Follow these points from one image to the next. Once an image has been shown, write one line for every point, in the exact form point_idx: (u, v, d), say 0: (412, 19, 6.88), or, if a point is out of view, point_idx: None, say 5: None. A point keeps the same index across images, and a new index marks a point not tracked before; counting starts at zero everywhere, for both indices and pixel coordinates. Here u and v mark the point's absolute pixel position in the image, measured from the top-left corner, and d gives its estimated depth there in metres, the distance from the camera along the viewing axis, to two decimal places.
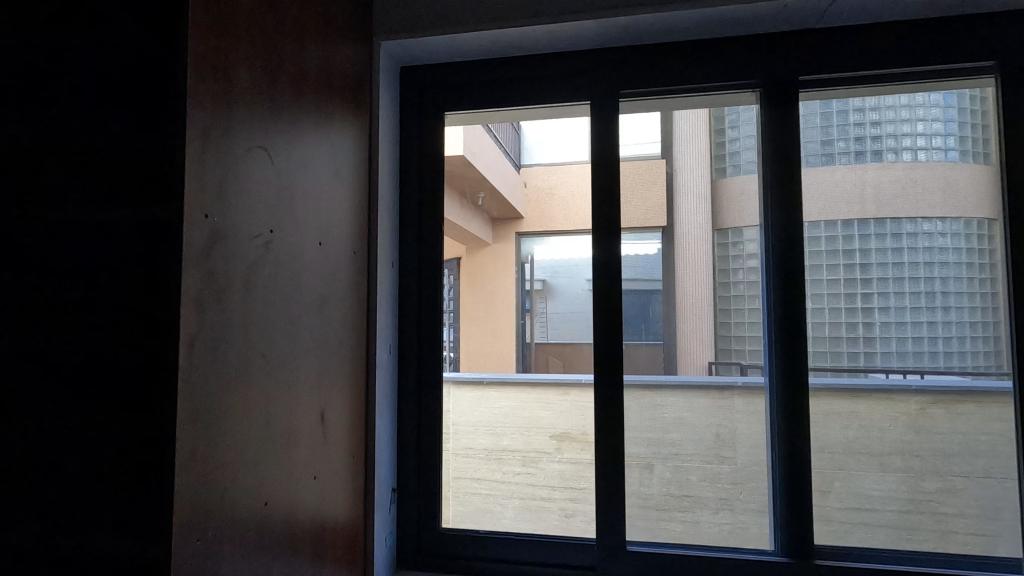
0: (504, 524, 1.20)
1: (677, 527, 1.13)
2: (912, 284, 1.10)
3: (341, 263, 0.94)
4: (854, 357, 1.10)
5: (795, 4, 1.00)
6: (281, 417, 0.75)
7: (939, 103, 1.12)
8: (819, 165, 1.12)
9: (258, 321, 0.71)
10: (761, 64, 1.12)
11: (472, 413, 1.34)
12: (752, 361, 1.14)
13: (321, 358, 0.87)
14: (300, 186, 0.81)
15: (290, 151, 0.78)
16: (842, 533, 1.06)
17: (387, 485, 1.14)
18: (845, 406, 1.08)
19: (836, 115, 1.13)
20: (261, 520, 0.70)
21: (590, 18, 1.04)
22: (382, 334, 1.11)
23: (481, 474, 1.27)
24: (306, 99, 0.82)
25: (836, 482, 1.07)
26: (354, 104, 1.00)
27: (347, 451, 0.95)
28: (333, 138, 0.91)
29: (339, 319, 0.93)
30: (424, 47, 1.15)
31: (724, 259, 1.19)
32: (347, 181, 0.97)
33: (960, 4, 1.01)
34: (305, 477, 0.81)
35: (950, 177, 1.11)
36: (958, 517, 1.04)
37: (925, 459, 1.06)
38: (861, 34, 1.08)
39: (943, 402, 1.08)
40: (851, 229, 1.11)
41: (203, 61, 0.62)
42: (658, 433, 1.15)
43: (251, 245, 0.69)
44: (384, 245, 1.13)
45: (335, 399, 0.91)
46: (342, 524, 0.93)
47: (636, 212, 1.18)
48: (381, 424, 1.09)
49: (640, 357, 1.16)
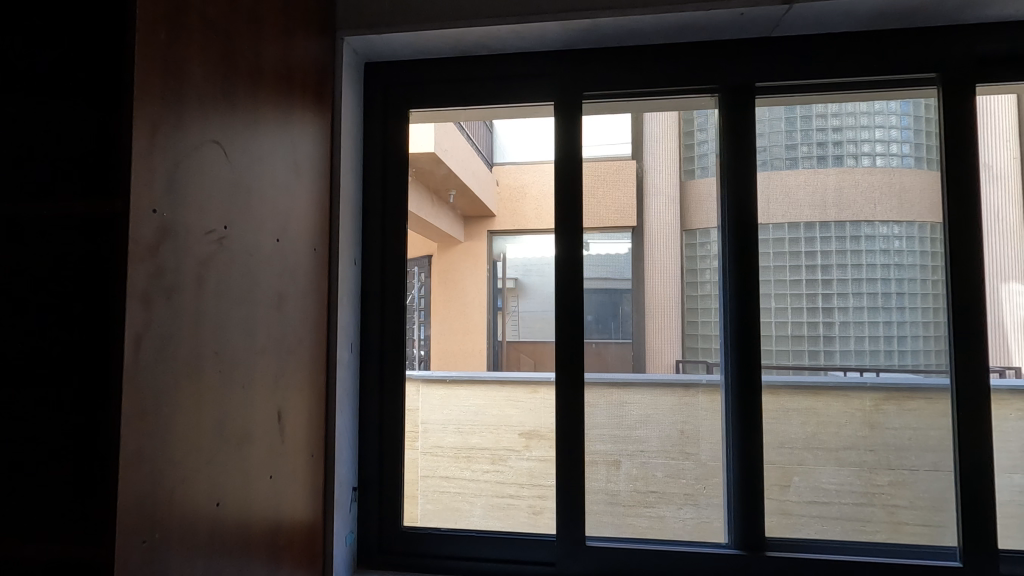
0: (472, 522, 1.20)
1: (643, 523, 1.15)
2: (869, 285, 1.14)
3: (300, 261, 0.93)
4: (815, 356, 1.14)
5: (751, 12, 1.03)
6: (235, 416, 0.74)
7: (895, 111, 1.14)
8: (783, 169, 1.15)
9: (210, 318, 0.69)
10: (721, 70, 1.15)
11: (441, 411, 1.27)
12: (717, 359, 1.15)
13: (278, 356, 0.85)
14: (256, 181, 0.79)
15: (245, 145, 0.76)
16: (799, 525, 1.10)
17: (349, 485, 1.13)
18: (803, 403, 1.12)
19: (800, 120, 1.16)
20: (211, 521, 0.69)
21: (554, 20, 1.05)
22: (344, 332, 1.10)
23: (450, 472, 1.23)
24: (262, 92, 0.81)
25: (794, 476, 1.11)
26: (315, 99, 0.99)
27: (306, 450, 0.95)
28: (292, 132, 0.90)
29: (298, 317, 0.92)
30: (388, 43, 1.14)
31: (691, 260, 1.19)
32: (308, 177, 0.96)
33: (906, 18, 1.06)
34: (260, 477, 0.80)
35: (908, 182, 1.13)
36: (908, 509, 1.08)
37: (878, 454, 1.10)
38: (815, 44, 1.12)
39: (895, 398, 1.11)
40: (813, 231, 1.15)
41: (153, 50, 0.60)
42: (624, 431, 1.16)
43: (203, 240, 0.68)
44: (347, 243, 1.12)
45: (293, 398, 0.90)
46: (299, 524, 0.91)
47: (605, 213, 1.19)
48: (341, 423, 1.08)
49: (609, 356, 1.18)
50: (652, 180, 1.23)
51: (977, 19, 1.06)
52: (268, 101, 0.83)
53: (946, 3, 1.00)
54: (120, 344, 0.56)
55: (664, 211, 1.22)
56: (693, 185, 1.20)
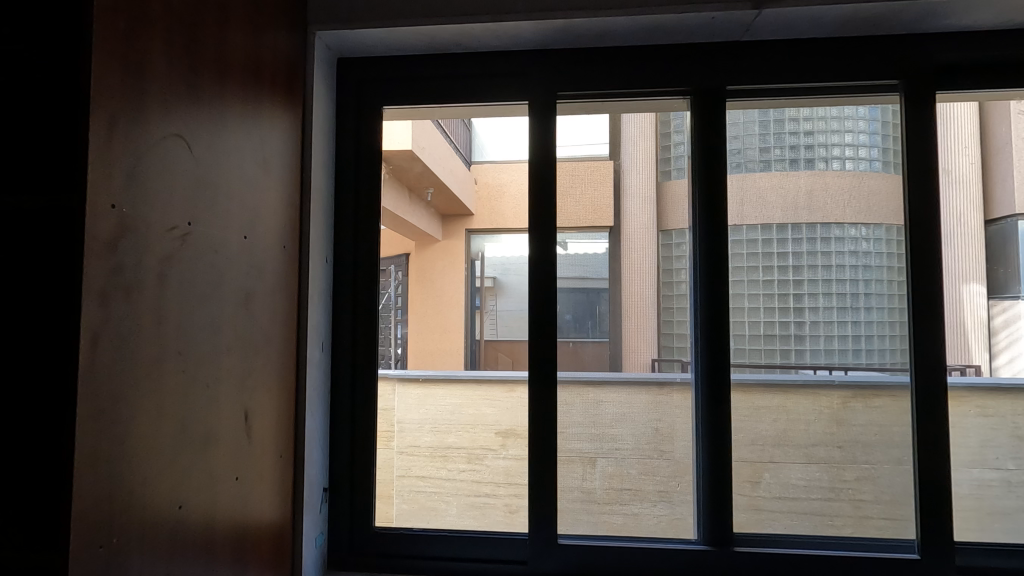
0: (448, 521, 1.20)
1: (617, 520, 1.16)
2: (839, 285, 1.17)
3: (269, 258, 0.91)
4: (786, 354, 1.16)
5: (721, 16, 1.05)
6: (199, 417, 0.73)
7: (864, 116, 1.17)
8: (757, 170, 1.18)
9: (172, 317, 0.68)
10: (693, 72, 1.16)
11: (417, 411, 1.27)
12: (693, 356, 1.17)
13: (245, 355, 0.84)
14: (223, 177, 0.78)
15: (210, 140, 0.75)
16: (769, 521, 1.13)
17: (319, 485, 1.12)
18: (773, 401, 1.14)
19: (773, 123, 1.19)
20: (173, 524, 0.67)
21: (528, 19, 1.05)
22: (315, 330, 1.09)
23: (425, 472, 1.23)
24: (228, 86, 0.79)
25: (765, 473, 1.13)
26: (286, 94, 0.98)
27: (275, 450, 0.93)
28: (260, 127, 0.88)
29: (266, 315, 0.90)
30: (361, 39, 1.13)
31: (667, 260, 1.20)
32: (277, 174, 0.94)
33: (870, 26, 1.09)
34: (226, 478, 0.78)
35: (876, 186, 1.16)
36: (873, 503, 1.11)
37: (845, 450, 1.13)
38: (784, 49, 1.14)
39: (863, 396, 1.13)
40: (785, 232, 1.18)
41: (112, 42, 0.58)
42: (599, 430, 1.17)
43: (165, 237, 0.66)
44: (318, 240, 1.10)
45: (260, 398, 0.88)
46: (267, 526, 0.90)
47: (582, 213, 1.20)
48: (311, 423, 1.06)
49: (586, 355, 1.19)
50: (628, 180, 1.25)
51: (939, 29, 1.10)
52: (235, 95, 0.81)
53: (909, 12, 1.03)
54: (75, 344, 0.55)
55: (640, 211, 1.24)
56: (669, 186, 1.21)
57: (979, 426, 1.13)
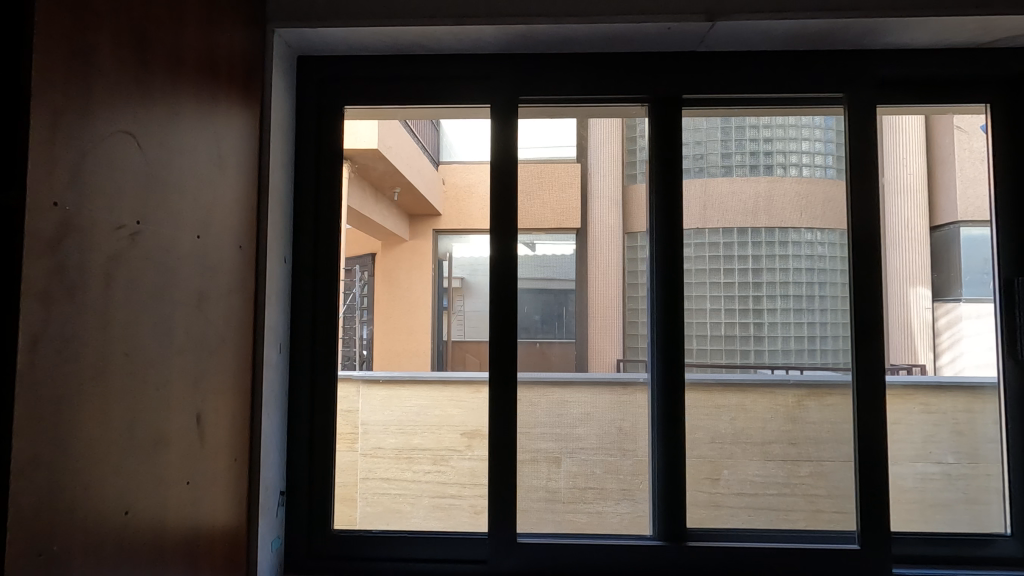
0: (414, 523, 1.19)
1: (582, 518, 1.18)
2: (795, 287, 1.21)
3: (223, 258, 0.89)
4: (745, 354, 1.21)
5: (677, 27, 1.08)
6: (148, 420, 0.71)
7: (819, 125, 1.21)
8: (718, 176, 1.22)
9: (119, 317, 0.66)
10: (651, 80, 1.19)
11: (383, 412, 1.24)
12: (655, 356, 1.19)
13: (198, 357, 0.82)
14: (175, 174, 0.76)
15: (162, 137, 0.73)
16: (726, 516, 1.17)
17: (275, 488, 1.10)
18: (732, 400, 1.18)
19: (734, 130, 1.23)
20: (119, 531, 0.66)
21: (490, 24, 1.06)
22: (272, 331, 1.07)
23: (390, 474, 1.21)
24: (181, 82, 0.77)
25: (724, 470, 1.17)
26: (242, 91, 0.96)
27: (229, 453, 0.91)
28: (214, 124, 0.86)
29: (220, 316, 0.89)
30: (322, 38, 1.12)
31: (632, 262, 1.23)
32: (233, 173, 0.93)
33: (817, 41, 1.13)
34: (177, 482, 0.77)
35: (827, 193, 1.20)
36: (825, 497, 1.16)
37: (799, 447, 1.17)
38: (737, 61, 1.18)
39: (816, 395, 1.18)
40: (745, 236, 1.22)
41: (57, 38, 0.57)
42: (565, 430, 1.19)
43: (113, 236, 0.65)
44: (275, 240, 1.09)
45: (212, 399, 0.86)
46: (220, 530, 0.89)
47: (547, 214, 1.22)
48: (266, 426, 1.05)
49: (552, 355, 1.21)
50: (596, 181, 1.28)
51: (880, 46, 1.16)
52: (189, 92, 0.79)
53: (853, 29, 1.08)
54: (13, 345, 0.53)
55: (607, 214, 1.26)
56: (634, 190, 1.24)
57: (922, 422, 1.19)
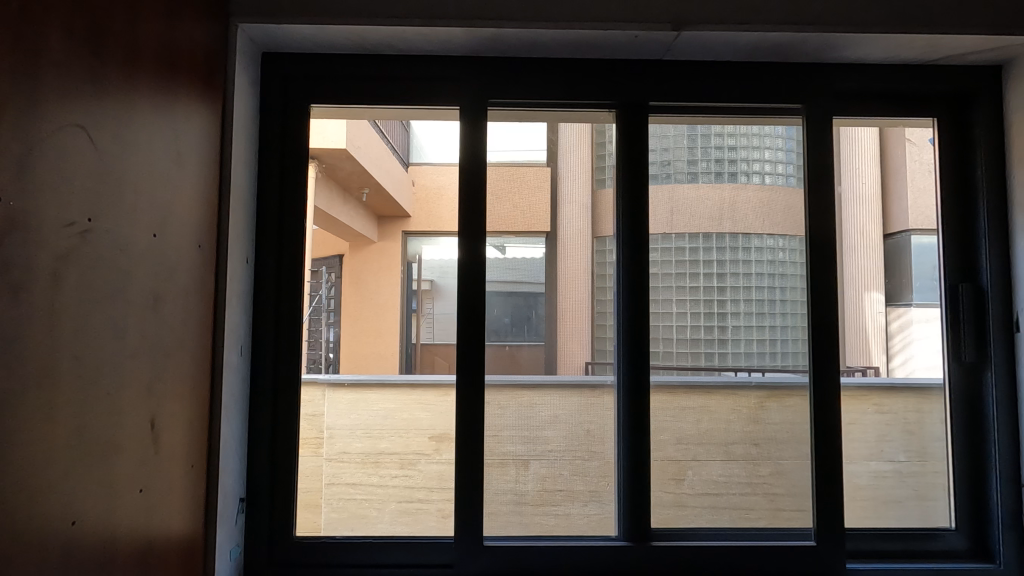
0: (380, 528, 1.18)
1: (550, 521, 1.19)
2: (758, 292, 1.24)
3: (181, 258, 0.87)
4: (710, 357, 1.24)
5: (644, 35, 1.10)
6: (98, 426, 0.68)
7: (781, 135, 1.25)
8: (684, 182, 1.25)
9: (68, 319, 0.63)
10: (619, 87, 1.21)
11: (349, 416, 1.22)
12: (622, 359, 1.21)
13: (153, 360, 0.79)
14: (130, 171, 0.74)
15: (116, 132, 0.71)
16: (690, 516, 1.19)
17: (235, 496, 1.07)
18: (696, 401, 1.21)
19: (700, 138, 1.26)
20: (65, 542, 0.63)
21: (460, 26, 1.06)
22: (233, 333, 1.05)
23: (357, 479, 1.19)
24: (137, 75, 0.75)
25: (688, 471, 1.20)
26: (204, 87, 0.93)
27: (185, 459, 0.88)
28: (173, 119, 0.84)
29: (178, 318, 0.86)
30: (287, 35, 1.10)
31: (601, 266, 1.24)
32: (193, 170, 0.90)
33: (778, 53, 1.17)
34: (128, 490, 0.74)
35: (788, 201, 1.23)
36: (785, 496, 1.19)
37: (761, 447, 1.20)
38: (702, 70, 1.21)
39: (777, 396, 1.21)
40: (710, 241, 1.25)
41: (4, 26, 0.54)
42: (533, 432, 1.19)
43: (63, 233, 0.62)
44: (237, 240, 1.06)
45: (168, 404, 0.83)
46: (175, 540, 0.85)
47: (517, 218, 1.23)
48: (225, 431, 1.02)
49: (522, 357, 1.21)
50: (566, 185, 1.27)
51: (837, 60, 1.20)
52: (146, 85, 0.77)
53: (811, 43, 1.12)
54: None
55: (577, 218, 1.25)
56: (603, 194, 1.25)
57: (876, 422, 1.23)
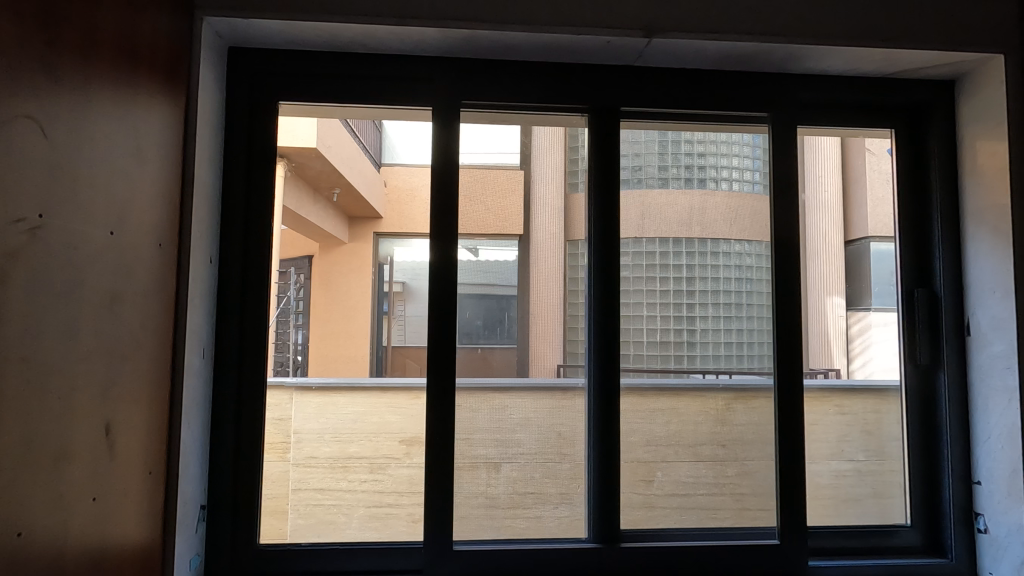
0: (348, 534, 1.16)
1: (521, 524, 1.18)
2: (725, 296, 1.26)
3: (141, 257, 0.84)
4: (679, 360, 1.25)
5: (616, 41, 1.11)
6: (48, 431, 0.65)
7: (748, 143, 1.28)
8: (655, 187, 1.27)
9: (16, 319, 0.60)
10: (592, 91, 1.22)
11: (317, 420, 1.19)
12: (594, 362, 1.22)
13: (109, 363, 0.76)
14: (86, 165, 0.71)
15: (71, 125, 0.68)
16: (658, 517, 1.21)
17: (195, 503, 1.03)
18: (665, 404, 1.23)
19: (671, 144, 1.28)
20: (11, 554, 0.59)
21: (433, 26, 1.06)
22: (195, 335, 1.01)
23: (324, 484, 1.17)
24: (94, 66, 0.72)
25: (657, 472, 1.21)
26: (166, 80, 0.91)
27: (142, 465, 0.85)
28: (133, 114, 0.81)
29: (136, 319, 0.83)
30: (254, 30, 1.07)
31: (573, 269, 1.25)
32: (154, 166, 0.87)
33: (745, 62, 1.20)
34: (80, 499, 0.70)
35: (754, 208, 1.26)
36: (751, 496, 1.21)
37: (728, 448, 1.22)
38: (672, 77, 1.23)
39: (743, 398, 1.23)
40: (680, 245, 1.27)
41: None
42: (504, 435, 1.19)
43: (11, 229, 0.59)
44: (200, 239, 1.03)
45: (125, 409, 0.80)
46: (131, 550, 0.82)
47: (490, 220, 1.22)
48: (185, 436, 0.98)
49: (494, 360, 1.21)
50: (540, 189, 1.26)
51: (801, 71, 1.24)
52: (103, 77, 0.74)
53: (776, 53, 1.15)
54: None
55: (550, 222, 1.26)
56: (575, 198, 1.26)
57: (837, 422, 1.27)
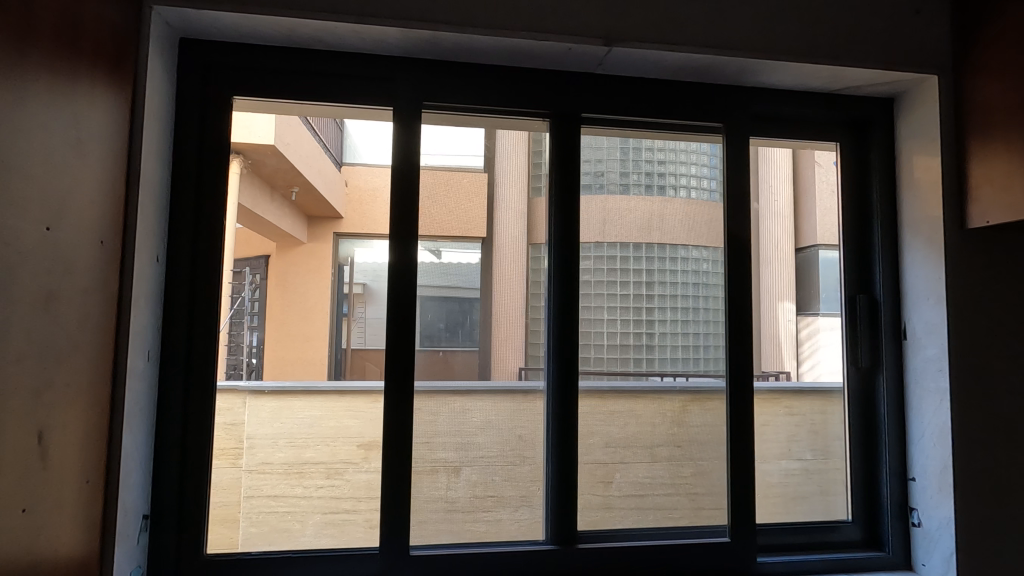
0: (303, 542, 1.13)
1: (480, 527, 1.18)
2: (683, 300, 1.29)
3: (79, 254, 0.79)
4: (638, 363, 1.27)
5: (577, 48, 1.13)
6: None
7: (706, 152, 1.31)
8: (617, 194, 1.29)
9: None
10: (554, 97, 1.24)
11: (271, 425, 1.16)
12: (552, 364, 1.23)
13: (42, 365, 0.72)
14: (20, 155, 0.67)
15: (4, 112, 0.64)
16: (617, 517, 1.22)
17: (137, 512, 0.99)
18: (624, 406, 1.24)
19: (632, 151, 1.31)
20: None
21: (394, 25, 1.05)
22: (139, 337, 0.97)
23: (279, 491, 1.13)
24: (31, 52, 0.68)
25: (616, 474, 1.23)
26: (111, 70, 0.87)
27: (79, 473, 0.81)
28: (74, 104, 0.77)
29: (73, 319, 0.78)
30: (207, 21, 1.04)
31: (535, 272, 1.25)
32: (96, 160, 0.83)
33: (702, 74, 1.24)
34: (8, 510, 0.66)
35: (710, 215, 1.30)
36: (705, 495, 1.25)
37: (684, 448, 1.25)
38: (632, 85, 1.26)
39: (698, 400, 1.27)
40: (640, 250, 1.30)
41: None
42: (465, 439, 1.18)
43: None
44: (146, 236, 0.98)
45: (59, 414, 0.76)
46: (64, 563, 0.77)
47: (453, 221, 1.22)
48: (127, 442, 0.94)
49: (455, 363, 1.20)
50: (503, 192, 1.26)
51: (754, 83, 1.28)
52: (41, 63, 0.70)
53: (730, 66, 1.19)
54: None
55: (513, 224, 1.26)
56: (538, 203, 1.26)
57: (787, 423, 1.32)
